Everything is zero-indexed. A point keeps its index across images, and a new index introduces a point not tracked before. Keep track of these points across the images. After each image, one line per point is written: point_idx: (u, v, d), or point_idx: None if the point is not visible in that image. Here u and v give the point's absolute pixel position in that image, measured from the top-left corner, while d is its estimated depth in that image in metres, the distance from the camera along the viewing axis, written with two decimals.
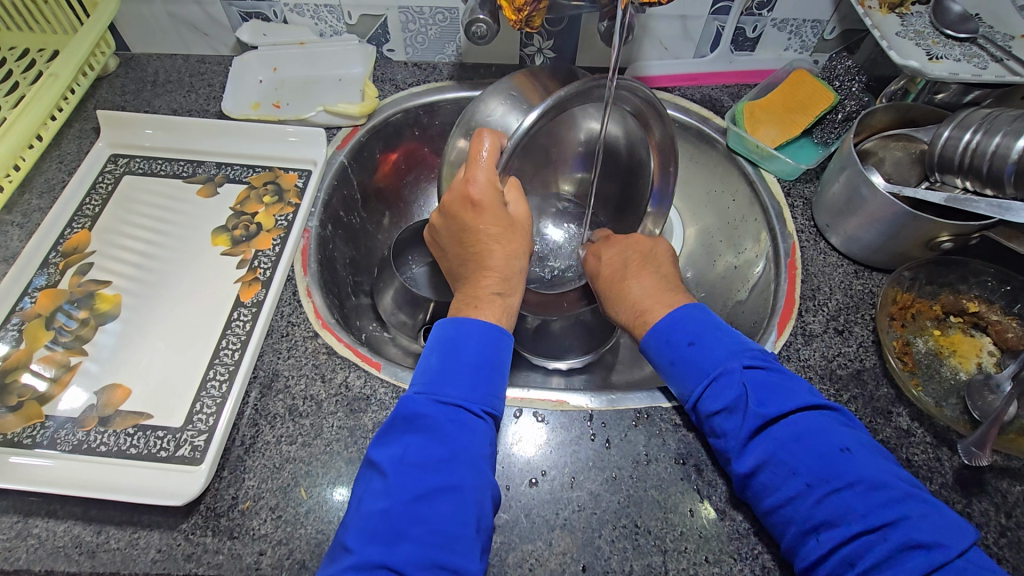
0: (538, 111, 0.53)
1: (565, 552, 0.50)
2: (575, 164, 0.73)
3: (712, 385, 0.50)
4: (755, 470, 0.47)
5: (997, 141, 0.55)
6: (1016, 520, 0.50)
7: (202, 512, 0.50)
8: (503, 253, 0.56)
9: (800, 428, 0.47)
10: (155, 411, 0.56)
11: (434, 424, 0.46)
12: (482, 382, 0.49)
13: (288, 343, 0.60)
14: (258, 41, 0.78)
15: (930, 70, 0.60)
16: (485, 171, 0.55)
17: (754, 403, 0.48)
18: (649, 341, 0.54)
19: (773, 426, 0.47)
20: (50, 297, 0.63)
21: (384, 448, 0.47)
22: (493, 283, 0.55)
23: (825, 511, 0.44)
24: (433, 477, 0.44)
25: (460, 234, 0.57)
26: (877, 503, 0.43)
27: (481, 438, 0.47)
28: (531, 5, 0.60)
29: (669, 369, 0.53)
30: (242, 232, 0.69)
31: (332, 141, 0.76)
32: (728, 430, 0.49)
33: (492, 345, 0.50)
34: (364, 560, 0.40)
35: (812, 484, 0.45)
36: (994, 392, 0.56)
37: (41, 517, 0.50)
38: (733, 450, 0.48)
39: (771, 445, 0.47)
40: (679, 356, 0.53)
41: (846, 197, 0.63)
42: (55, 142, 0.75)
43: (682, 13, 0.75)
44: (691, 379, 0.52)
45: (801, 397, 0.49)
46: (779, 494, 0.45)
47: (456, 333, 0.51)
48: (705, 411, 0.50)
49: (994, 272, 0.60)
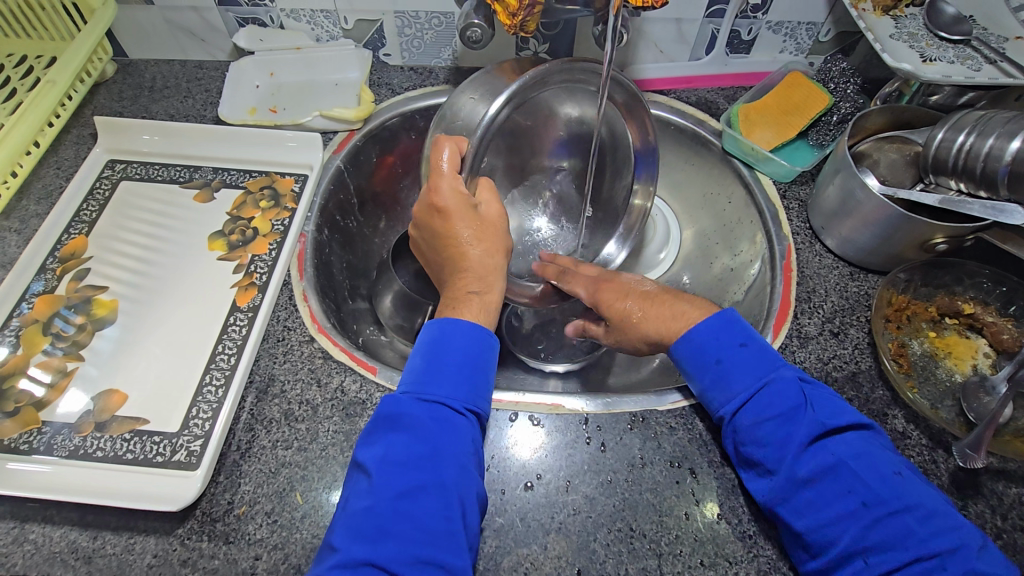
0: (503, 98, 0.55)
1: (560, 556, 0.50)
2: (559, 148, 0.71)
3: (766, 390, 0.50)
4: (804, 483, 0.46)
5: (990, 143, 0.55)
6: (1012, 521, 0.50)
7: (197, 518, 0.50)
8: (483, 250, 0.56)
9: (856, 446, 0.47)
10: (151, 416, 0.56)
11: (417, 423, 0.46)
12: (466, 379, 0.49)
13: (284, 348, 0.60)
14: (255, 47, 0.78)
15: (924, 72, 0.60)
16: (449, 179, 0.55)
17: (812, 413, 0.48)
18: (698, 332, 0.54)
19: (828, 440, 0.47)
20: (48, 303, 0.63)
21: (368, 448, 0.47)
22: (472, 283, 0.55)
23: (880, 534, 0.43)
24: (415, 475, 0.44)
25: (432, 239, 0.57)
26: (935, 529, 0.43)
27: (464, 437, 0.47)
28: (525, 9, 0.60)
29: (714, 368, 0.52)
30: (238, 237, 0.69)
31: (328, 146, 0.76)
32: (776, 439, 0.48)
33: (476, 344, 0.51)
34: (349, 558, 0.41)
35: (868, 505, 0.44)
36: (989, 393, 0.56)
37: (37, 523, 0.50)
38: (782, 461, 0.47)
39: (827, 460, 0.46)
40: (729, 356, 0.52)
41: (840, 200, 0.63)
42: (52, 148, 0.75)
43: (677, 16, 0.75)
44: (740, 383, 0.51)
45: (853, 416, 0.49)
46: (829, 511, 0.45)
47: (440, 334, 0.51)
48: (750, 417, 0.49)
49: (989, 274, 0.60)
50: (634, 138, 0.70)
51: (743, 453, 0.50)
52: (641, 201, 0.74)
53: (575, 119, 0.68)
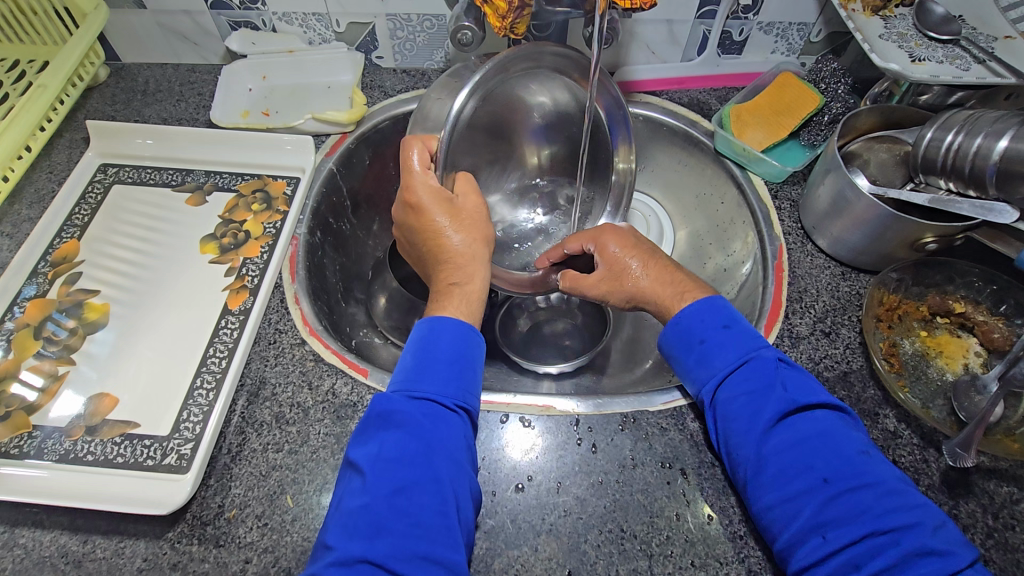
0: (464, 92, 0.55)
1: (551, 557, 0.50)
2: (535, 134, 0.69)
3: (743, 367, 0.51)
4: (767, 458, 0.47)
5: (979, 142, 0.55)
6: (1003, 521, 0.50)
7: (187, 521, 0.50)
8: (464, 242, 0.58)
9: (823, 425, 0.47)
10: (142, 419, 0.56)
11: (409, 420, 0.47)
12: (456, 375, 0.50)
13: (275, 351, 0.60)
14: (247, 50, 0.78)
15: (912, 72, 0.60)
16: (421, 176, 0.58)
17: (782, 390, 0.49)
18: (683, 316, 0.54)
19: (795, 417, 0.48)
20: (40, 307, 0.63)
21: (361, 447, 0.47)
22: (453, 274, 0.57)
23: (839, 509, 0.43)
24: (408, 471, 0.45)
25: (416, 237, 0.60)
26: (894, 506, 0.42)
27: (457, 432, 0.48)
28: (515, 12, 0.60)
29: (697, 348, 0.53)
30: (230, 240, 0.69)
31: (321, 149, 0.76)
32: (746, 413, 0.49)
33: (464, 340, 0.52)
34: (346, 556, 0.41)
35: (828, 480, 0.45)
36: (980, 392, 0.56)
37: (27, 527, 0.50)
38: (749, 437, 0.48)
39: (792, 437, 0.47)
40: (712, 335, 0.53)
41: (831, 200, 0.63)
42: (45, 153, 0.75)
43: (668, 17, 0.76)
44: (718, 359, 0.52)
45: (826, 396, 0.50)
46: (790, 486, 0.45)
47: (429, 332, 0.52)
48: (726, 393, 0.50)
49: (979, 273, 0.60)
50: (602, 109, 0.68)
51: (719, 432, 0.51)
52: (624, 163, 0.71)
53: (548, 105, 0.67)
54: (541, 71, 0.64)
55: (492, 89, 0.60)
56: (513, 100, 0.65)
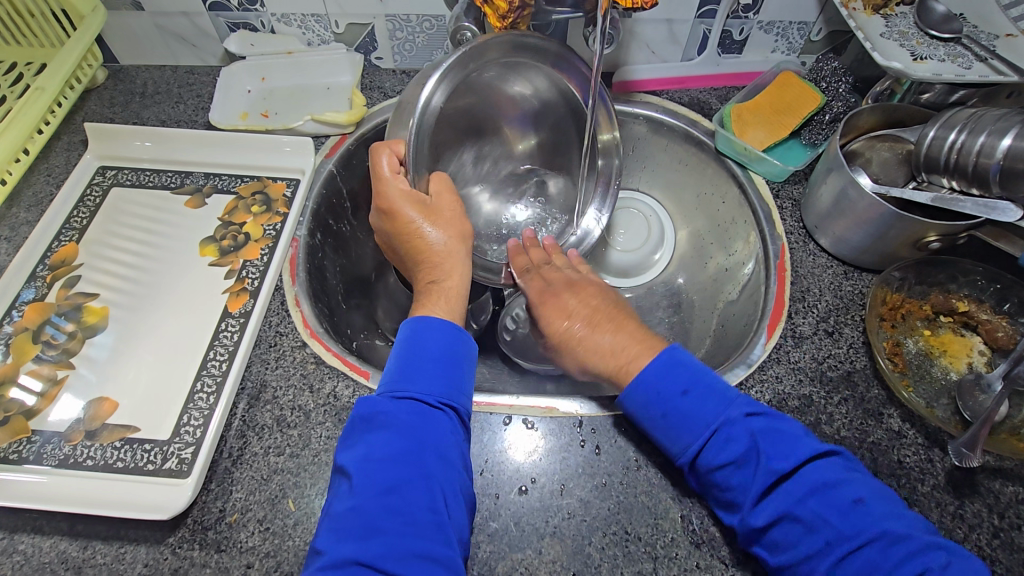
0: (432, 82, 0.56)
1: (555, 560, 0.49)
2: (518, 123, 0.70)
3: (713, 438, 0.48)
4: (763, 528, 0.45)
5: (981, 141, 0.55)
6: (1010, 520, 0.50)
7: (188, 526, 0.50)
8: (442, 240, 0.58)
9: (815, 482, 0.45)
10: (142, 424, 0.56)
11: (394, 420, 0.46)
12: (441, 374, 0.50)
13: (276, 353, 0.60)
14: (246, 52, 0.78)
15: (914, 71, 0.60)
16: (392, 181, 0.57)
17: (762, 460, 0.46)
18: (648, 371, 0.52)
19: (784, 483, 0.45)
20: (38, 311, 0.62)
21: (348, 450, 0.46)
22: (433, 273, 0.58)
23: (848, 571, 0.42)
24: (395, 471, 0.44)
25: (395, 239, 0.60)
26: (903, 557, 0.41)
27: (445, 429, 0.47)
28: (516, 12, 0.61)
29: (661, 421, 0.51)
30: (230, 242, 0.69)
31: (320, 150, 0.76)
32: (731, 487, 0.47)
33: (449, 339, 0.51)
34: (336, 558, 0.40)
35: (832, 542, 0.43)
36: (984, 391, 0.56)
37: (26, 533, 0.50)
38: (741, 506, 0.46)
39: (784, 504, 0.45)
40: (673, 406, 0.50)
41: (834, 199, 0.63)
42: (43, 156, 0.75)
43: (668, 17, 0.75)
44: (687, 434, 0.49)
45: (810, 447, 0.47)
46: (794, 550, 0.44)
47: (414, 332, 0.52)
48: (705, 465, 0.48)
49: (983, 271, 0.60)
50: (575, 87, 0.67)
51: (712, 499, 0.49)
52: (609, 134, 0.72)
53: (527, 95, 0.67)
54: (517, 61, 0.63)
55: (464, 81, 0.60)
56: (493, 89, 0.65)
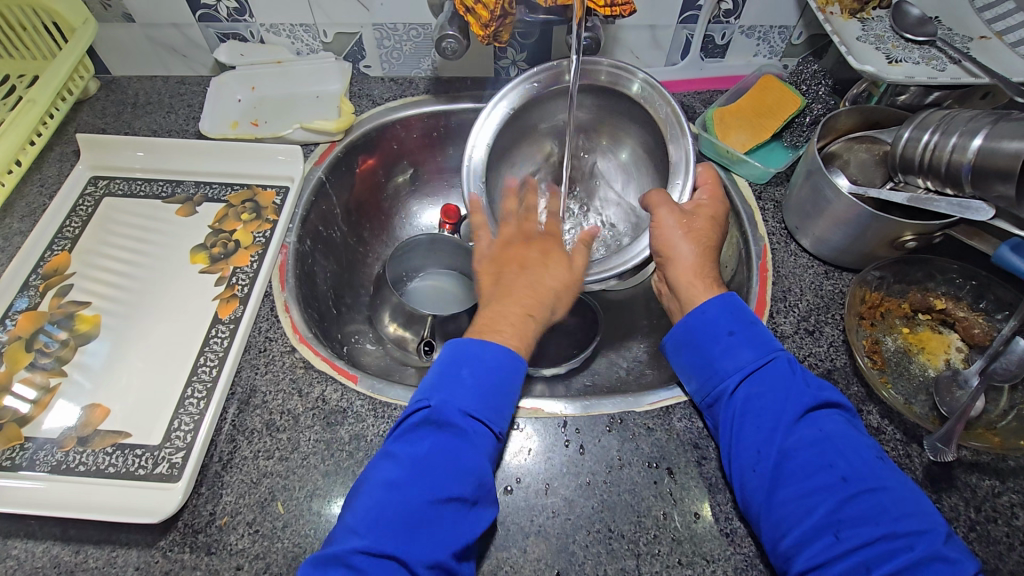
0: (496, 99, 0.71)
1: (540, 558, 0.50)
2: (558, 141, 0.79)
3: (769, 365, 0.52)
4: (789, 452, 0.48)
5: (954, 141, 0.56)
6: (985, 513, 0.51)
7: (179, 529, 0.51)
8: (562, 276, 0.59)
9: (843, 428, 0.49)
10: (133, 430, 0.57)
11: (456, 431, 0.48)
12: (502, 404, 0.51)
13: (266, 359, 0.61)
14: (235, 62, 0.79)
15: (887, 75, 0.61)
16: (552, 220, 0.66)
17: (809, 390, 0.51)
18: (709, 306, 0.56)
19: (818, 415, 0.49)
20: (31, 320, 0.63)
21: (401, 444, 0.48)
22: (538, 300, 0.56)
23: (855, 510, 0.44)
24: (450, 483, 0.46)
25: (520, 251, 0.61)
26: (910, 512, 0.44)
27: (488, 452, 0.49)
28: (497, 20, 0.62)
29: (726, 339, 0.54)
30: (220, 250, 0.70)
31: (309, 158, 0.77)
32: (772, 410, 0.50)
33: (517, 372, 0.52)
34: (373, 548, 0.42)
35: (847, 480, 0.46)
36: (961, 387, 0.57)
37: (20, 538, 0.50)
38: (775, 428, 0.49)
39: (817, 434, 0.48)
40: (740, 328, 0.54)
41: (812, 199, 0.64)
42: (36, 166, 0.76)
43: (651, 23, 0.77)
44: (750, 352, 0.53)
45: (841, 400, 0.51)
46: (810, 480, 0.46)
47: (479, 353, 0.51)
48: (754, 386, 0.51)
49: (958, 269, 0.61)
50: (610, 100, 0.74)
51: (735, 429, 0.51)
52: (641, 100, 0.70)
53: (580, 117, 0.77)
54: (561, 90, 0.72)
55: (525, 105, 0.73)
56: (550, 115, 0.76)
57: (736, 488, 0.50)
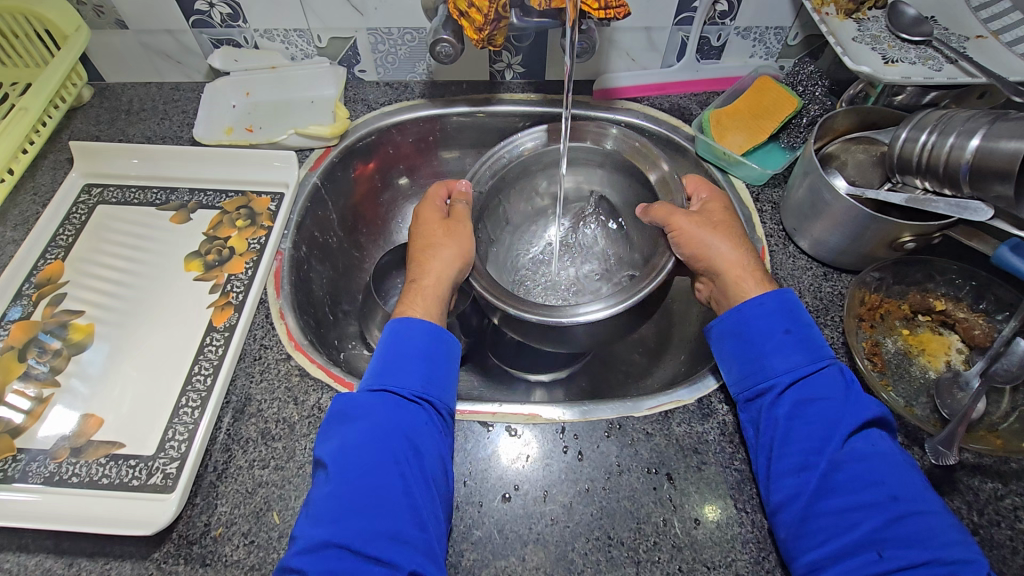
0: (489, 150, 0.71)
1: (539, 567, 0.50)
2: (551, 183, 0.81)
3: (823, 372, 0.51)
4: (839, 464, 0.47)
5: (951, 141, 0.55)
6: (989, 517, 0.51)
7: (174, 541, 0.50)
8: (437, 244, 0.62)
9: (893, 449, 0.48)
10: (127, 440, 0.56)
11: (368, 411, 0.49)
12: (425, 371, 0.52)
13: (261, 366, 0.60)
14: (230, 67, 0.79)
15: (884, 75, 0.61)
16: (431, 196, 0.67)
17: (861, 401, 0.50)
18: (767, 299, 0.55)
19: (870, 430, 0.49)
20: (24, 329, 0.63)
21: (325, 444, 0.49)
22: (416, 273, 0.61)
23: (902, 531, 0.43)
24: (375, 458, 0.47)
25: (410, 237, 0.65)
26: (958, 541, 0.43)
27: (420, 421, 0.49)
28: (491, 24, 0.61)
29: (781, 337, 0.53)
30: (215, 257, 0.69)
31: (305, 163, 0.76)
32: (825, 419, 0.49)
33: (433, 341, 0.53)
34: (312, 542, 0.43)
35: (896, 499, 0.45)
36: (962, 389, 0.57)
37: (12, 552, 0.50)
38: (824, 438, 0.48)
39: (867, 450, 0.47)
40: (796, 329, 0.53)
41: (810, 201, 0.63)
42: (29, 175, 0.75)
43: (646, 25, 0.76)
44: (803, 356, 0.52)
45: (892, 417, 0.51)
46: (859, 494, 0.45)
47: (399, 336, 0.53)
48: (805, 392, 0.50)
49: (958, 270, 0.61)
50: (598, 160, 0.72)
51: (779, 432, 0.50)
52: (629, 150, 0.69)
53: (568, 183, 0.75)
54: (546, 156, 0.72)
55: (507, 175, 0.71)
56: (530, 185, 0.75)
57: (770, 494, 0.50)
